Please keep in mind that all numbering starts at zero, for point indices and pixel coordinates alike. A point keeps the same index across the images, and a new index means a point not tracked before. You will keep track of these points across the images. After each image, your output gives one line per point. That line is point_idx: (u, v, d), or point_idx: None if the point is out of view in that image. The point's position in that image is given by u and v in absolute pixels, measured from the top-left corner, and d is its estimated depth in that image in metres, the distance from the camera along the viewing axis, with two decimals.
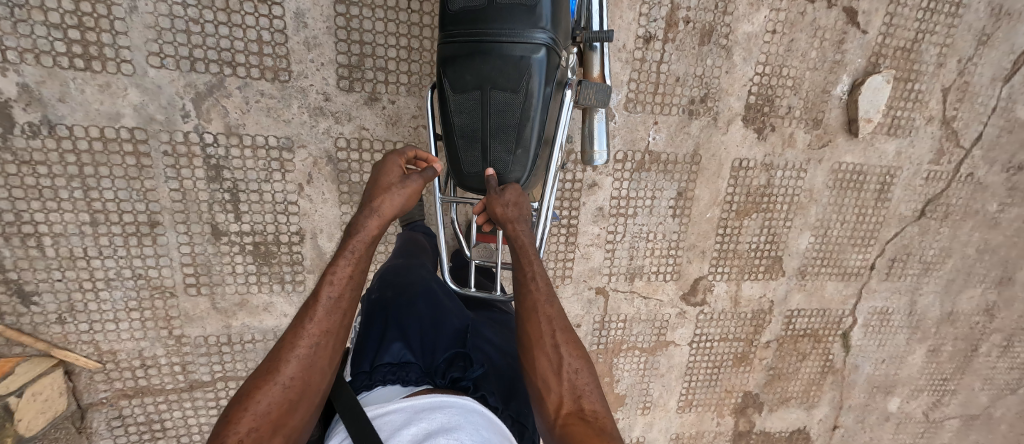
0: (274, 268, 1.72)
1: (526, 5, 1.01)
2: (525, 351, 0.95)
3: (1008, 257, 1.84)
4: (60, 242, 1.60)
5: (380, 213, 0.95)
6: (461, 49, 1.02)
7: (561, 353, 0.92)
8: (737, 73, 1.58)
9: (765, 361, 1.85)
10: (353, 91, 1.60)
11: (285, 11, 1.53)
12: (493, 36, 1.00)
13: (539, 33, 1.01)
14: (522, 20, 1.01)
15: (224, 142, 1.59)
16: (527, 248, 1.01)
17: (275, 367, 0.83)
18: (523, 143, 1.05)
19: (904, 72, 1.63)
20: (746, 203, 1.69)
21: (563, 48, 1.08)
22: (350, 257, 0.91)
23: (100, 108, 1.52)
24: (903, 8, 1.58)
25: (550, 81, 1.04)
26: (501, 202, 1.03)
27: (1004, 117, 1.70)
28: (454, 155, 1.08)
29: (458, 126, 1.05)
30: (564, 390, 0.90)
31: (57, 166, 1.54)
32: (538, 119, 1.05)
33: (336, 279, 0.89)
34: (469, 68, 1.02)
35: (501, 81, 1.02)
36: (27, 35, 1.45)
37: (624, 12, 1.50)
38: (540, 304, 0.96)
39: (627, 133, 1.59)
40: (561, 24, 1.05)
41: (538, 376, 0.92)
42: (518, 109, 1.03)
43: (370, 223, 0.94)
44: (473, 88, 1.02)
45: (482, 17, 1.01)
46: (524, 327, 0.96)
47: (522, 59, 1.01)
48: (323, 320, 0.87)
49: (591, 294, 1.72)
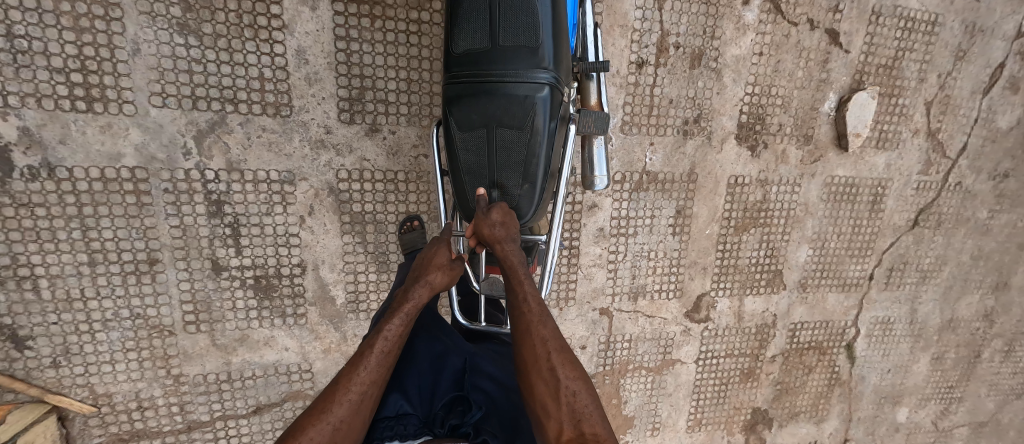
0: (275, 302, 1.71)
1: (529, 47, 1.05)
2: (522, 376, 0.95)
3: (1001, 262, 1.87)
4: (56, 283, 1.58)
5: (428, 286, 1.06)
6: (466, 89, 1.06)
7: (557, 375, 0.92)
8: (728, 93, 1.63)
9: (772, 376, 1.85)
10: (354, 123, 1.63)
11: (286, 48, 1.56)
12: (498, 77, 1.05)
13: (541, 72, 1.05)
14: (525, 60, 1.05)
15: (225, 178, 1.60)
16: (517, 270, 1.04)
17: (326, 407, 0.88)
18: (530, 178, 1.08)
19: (887, 88, 1.69)
20: (744, 218, 1.71)
21: (565, 85, 1.12)
22: (402, 320, 1.00)
23: (100, 149, 1.53)
24: (882, 27, 1.65)
25: (554, 118, 1.08)
26: (489, 222, 1.04)
27: (986, 128, 1.76)
28: (461, 192, 1.11)
29: (465, 163, 1.08)
30: (564, 415, 0.90)
31: (55, 208, 1.54)
32: (544, 155, 1.08)
33: (390, 335, 0.98)
34: (475, 107, 1.06)
35: (507, 119, 1.05)
36: (29, 79, 1.47)
37: (617, 39, 1.56)
38: (534, 328, 0.97)
39: (625, 155, 1.62)
40: (562, 63, 1.10)
41: (537, 403, 0.92)
42: (524, 146, 1.06)
43: (419, 295, 1.05)
44: (479, 127, 1.06)
45: (486, 58, 1.06)
46: (521, 353, 0.96)
47: (526, 98, 1.05)
48: (374, 371, 0.93)
49: (595, 315, 1.72)
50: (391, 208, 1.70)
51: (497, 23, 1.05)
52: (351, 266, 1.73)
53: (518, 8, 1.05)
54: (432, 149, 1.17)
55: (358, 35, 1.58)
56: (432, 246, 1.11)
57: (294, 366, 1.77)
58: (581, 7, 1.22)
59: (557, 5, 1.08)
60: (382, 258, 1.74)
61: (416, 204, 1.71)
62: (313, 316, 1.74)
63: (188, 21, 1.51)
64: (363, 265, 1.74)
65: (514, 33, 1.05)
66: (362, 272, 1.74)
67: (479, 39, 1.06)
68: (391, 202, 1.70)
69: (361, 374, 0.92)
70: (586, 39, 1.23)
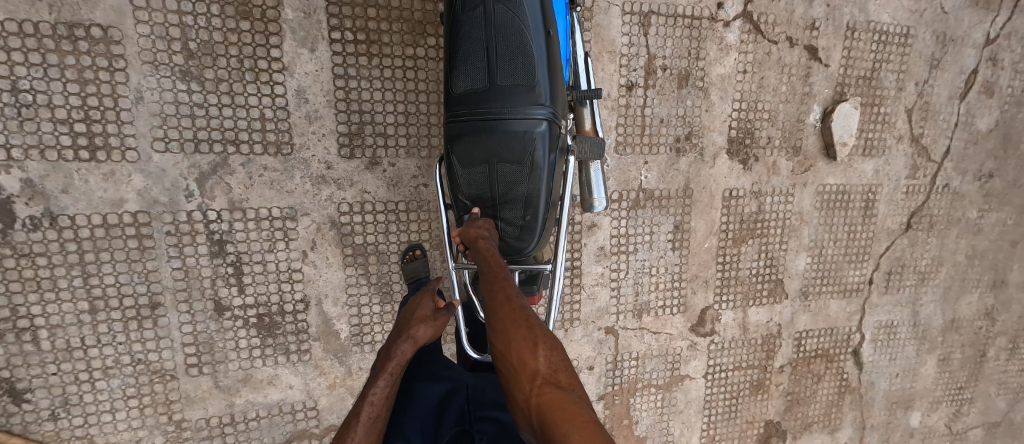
0: (279, 340, 1.70)
1: (526, 85, 1.09)
2: (498, 335, 0.96)
3: (997, 260, 1.90)
4: (56, 333, 1.57)
5: (411, 340, 1.08)
6: (467, 126, 1.09)
7: (535, 332, 0.95)
8: (716, 111, 1.68)
9: (782, 386, 1.84)
10: (354, 158, 1.65)
11: (287, 89, 1.60)
12: (498, 114, 1.08)
13: (539, 108, 1.09)
14: (523, 98, 1.09)
15: (228, 217, 1.62)
16: (496, 256, 1.05)
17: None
18: (531, 209, 1.12)
19: (868, 98, 1.75)
20: (741, 230, 1.74)
21: (562, 118, 1.16)
22: (386, 381, 1.01)
23: (102, 196, 1.54)
24: (858, 41, 1.72)
25: (553, 151, 1.11)
26: (473, 226, 1.08)
27: (967, 131, 1.81)
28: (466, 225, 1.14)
29: (468, 197, 1.12)
30: (540, 363, 0.91)
31: (57, 256, 1.54)
32: (545, 186, 1.11)
33: (375, 400, 0.98)
34: (476, 143, 1.09)
35: (507, 154, 1.08)
36: (33, 132, 1.49)
37: (606, 65, 1.61)
38: (512, 296, 1.00)
39: (620, 174, 1.66)
40: (557, 97, 1.14)
41: (514, 353, 0.92)
42: (525, 179, 1.09)
43: (403, 350, 1.06)
44: (481, 163, 1.09)
45: (486, 96, 1.10)
46: (496, 314, 0.98)
47: (525, 134, 1.08)
48: (364, 440, 0.94)
49: (601, 334, 1.73)
50: (393, 239, 1.72)
51: (495, 63, 1.09)
52: (354, 298, 1.73)
53: (515, 49, 1.10)
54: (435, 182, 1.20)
55: (356, 73, 1.62)
56: (414, 303, 1.15)
57: (299, 404, 1.74)
58: (572, 38, 1.27)
59: (550, 44, 1.13)
60: (386, 288, 1.74)
61: (417, 232, 1.73)
62: (318, 351, 1.73)
63: (190, 68, 1.55)
64: (367, 297, 1.74)
65: (512, 72, 1.09)
66: (365, 304, 1.74)
67: (478, 78, 1.10)
68: (393, 233, 1.71)
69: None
70: (577, 68, 1.29)
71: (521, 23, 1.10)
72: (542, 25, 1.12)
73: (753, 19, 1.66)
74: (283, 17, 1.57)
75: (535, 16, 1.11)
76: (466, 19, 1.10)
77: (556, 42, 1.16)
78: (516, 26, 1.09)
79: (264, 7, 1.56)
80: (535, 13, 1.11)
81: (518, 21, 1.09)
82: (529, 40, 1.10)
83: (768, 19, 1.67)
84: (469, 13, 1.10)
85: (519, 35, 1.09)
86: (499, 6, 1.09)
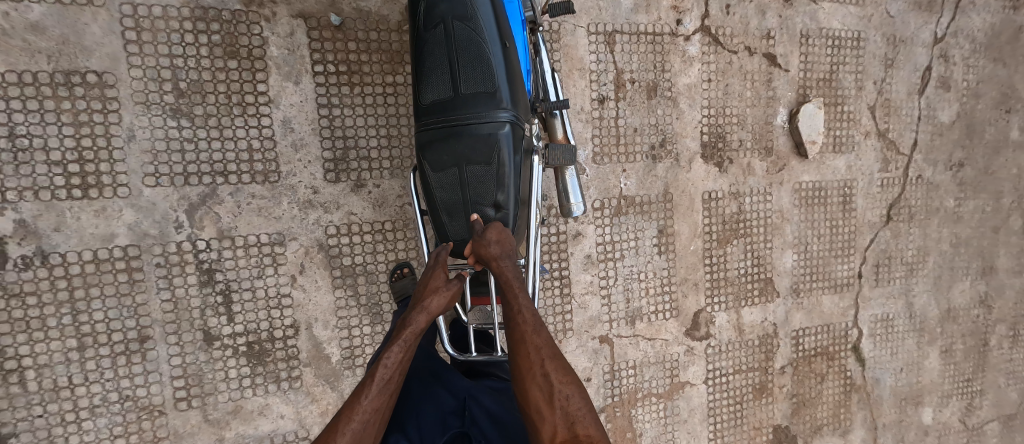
0: (269, 368, 1.68)
1: (487, 91, 1.05)
2: (517, 382, 0.92)
3: (982, 247, 1.94)
4: (42, 374, 1.54)
5: (426, 312, 0.99)
6: (435, 133, 1.05)
7: (549, 379, 0.90)
8: (686, 117, 1.73)
9: (786, 389, 1.83)
10: (340, 181, 1.69)
11: (273, 119, 1.64)
12: (463, 119, 1.04)
13: (502, 112, 1.05)
14: (486, 103, 1.05)
15: (217, 246, 1.63)
16: (511, 281, 0.98)
17: (331, 438, 0.88)
18: (501, 210, 1.06)
19: (830, 98, 1.81)
20: (725, 231, 1.77)
21: (526, 121, 1.11)
22: (402, 347, 0.95)
23: (94, 232, 1.55)
24: (813, 47, 1.78)
25: (518, 153, 1.07)
26: (483, 241, 1.00)
27: (930, 124, 1.88)
28: (441, 228, 1.09)
29: (442, 202, 1.07)
30: (558, 416, 0.87)
31: (46, 295, 1.53)
32: (514, 186, 1.06)
33: (389, 363, 0.94)
34: (444, 149, 1.05)
35: (474, 156, 1.04)
36: (28, 174, 1.50)
37: (576, 81, 1.65)
38: (528, 334, 0.93)
39: (600, 183, 1.68)
40: (520, 100, 1.10)
41: (532, 407, 0.89)
42: (494, 180, 1.05)
43: (417, 321, 0.98)
44: (450, 166, 1.05)
45: (451, 105, 1.06)
46: (515, 360, 0.93)
47: (490, 136, 1.04)
48: (377, 399, 0.91)
49: (595, 344, 1.71)
50: (380, 258, 1.73)
51: (457, 73, 1.05)
52: (344, 321, 1.72)
53: (474, 60, 1.05)
54: (412, 193, 1.16)
55: (339, 101, 1.67)
56: (429, 268, 1.04)
57: (291, 435, 1.70)
58: (537, 54, 1.28)
59: (509, 53, 1.08)
60: (375, 309, 1.74)
61: (405, 251, 1.75)
62: (309, 378, 1.71)
63: (180, 104, 1.58)
64: (357, 319, 1.73)
65: (473, 80, 1.05)
66: (355, 326, 1.73)
67: (442, 88, 1.06)
68: (380, 252, 1.73)
69: (363, 402, 0.90)
70: (544, 81, 1.29)
71: (479, 36, 1.05)
72: (498, 35, 1.06)
73: (711, 33, 1.72)
74: (268, 54, 1.63)
75: (490, 26, 1.06)
76: (427, 36, 1.07)
77: (515, 52, 1.10)
78: (473, 38, 1.05)
79: (250, 46, 1.62)
80: (492, 23, 1.06)
81: (475, 33, 1.05)
82: (487, 51, 1.05)
83: (725, 31, 1.73)
84: (429, 30, 1.07)
85: (477, 46, 1.05)
86: (457, 22, 1.06)
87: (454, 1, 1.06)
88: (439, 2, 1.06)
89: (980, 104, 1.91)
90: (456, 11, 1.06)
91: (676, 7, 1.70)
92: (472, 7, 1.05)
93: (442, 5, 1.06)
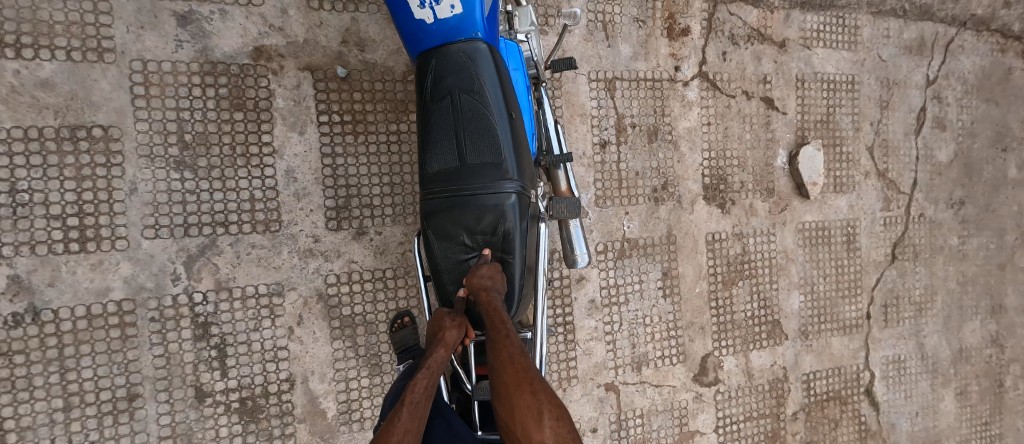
0: (263, 424, 1.63)
1: (494, 162, 1.06)
2: (501, 398, 0.92)
3: (989, 285, 1.94)
4: (26, 436, 1.49)
5: (445, 345, 0.99)
6: (441, 203, 1.05)
7: (540, 397, 0.92)
8: (687, 161, 1.73)
9: (799, 436, 1.78)
10: (341, 229, 1.68)
11: (276, 169, 1.64)
12: (470, 189, 1.05)
13: (508, 183, 1.05)
14: (493, 174, 1.05)
15: (214, 298, 1.60)
16: (499, 310, 0.96)
17: None
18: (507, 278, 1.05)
19: (829, 140, 1.82)
20: (730, 272, 1.75)
21: (532, 188, 1.12)
22: (427, 374, 0.96)
23: (89, 286, 1.52)
24: (809, 90, 1.81)
25: (525, 220, 1.07)
26: (476, 273, 0.99)
27: (929, 163, 1.89)
28: (445, 297, 1.07)
29: (447, 271, 1.06)
30: (546, 434, 0.89)
31: (35, 353, 1.49)
32: (520, 254, 1.06)
33: (417, 388, 0.94)
34: (449, 219, 1.04)
35: (480, 226, 1.04)
36: (26, 229, 1.48)
37: (578, 126, 1.66)
38: (516, 356, 0.94)
39: (603, 226, 1.67)
40: (526, 167, 1.10)
41: (518, 424, 0.90)
42: (500, 250, 1.05)
43: (440, 353, 0.98)
44: (456, 236, 1.04)
45: (457, 175, 1.06)
46: (498, 373, 0.93)
47: (496, 207, 1.04)
48: (409, 421, 0.91)
49: (601, 392, 1.67)
50: (381, 307, 1.71)
51: (463, 144, 1.06)
52: (342, 373, 1.68)
53: (481, 131, 1.06)
54: (415, 258, 1.15)
55: (342, 150, 1.68)
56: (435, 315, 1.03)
57: None
58: (539, 107, 1.28)
59: (514, 122, 1.10)
60: (375, 359, 1.70)
61: (406, 298, 1.73)
62: (303, 434, 1.66)
63: (184, 157, 1.58)
64: (355, 370, 1.69)
65: (480, 151, 1.06)
66: (354, 377, 1.69)
67: (448, 159, 1.06)
68: (381, 300, 1.71)
69: (397, 425, 0.91)
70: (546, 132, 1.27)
71: (486, 107, 1.07)
72: (505, 107, 1.09)
73: (709, 78, 1.75)
74: (274, 105, 1.64)
75: (497, 99, 1.08)
76: (433, 107, 1.09)
77: (520, 120, 1.13)
78: (480, 110, 1.07)
79: (256, 98, 1.63)
80: (498, 95, 1.09)
81: (481, 104, 1.07)
82: (494, 122, 1.07)
83: (723, 76, 1.76)
84: (436, 102, 1.09)
85: (484, 118, 1.07)
86: (464, 94, 1.08)
87: (461, 75, 1.08)
88: (446, 75, 1.09)
89: (977, 142, 1.93)
90: (463, 84, 1.08)
91: (674, 54, 1.73)
92: (479, 81, 1.08)
93: (449, 78, 1.08)
